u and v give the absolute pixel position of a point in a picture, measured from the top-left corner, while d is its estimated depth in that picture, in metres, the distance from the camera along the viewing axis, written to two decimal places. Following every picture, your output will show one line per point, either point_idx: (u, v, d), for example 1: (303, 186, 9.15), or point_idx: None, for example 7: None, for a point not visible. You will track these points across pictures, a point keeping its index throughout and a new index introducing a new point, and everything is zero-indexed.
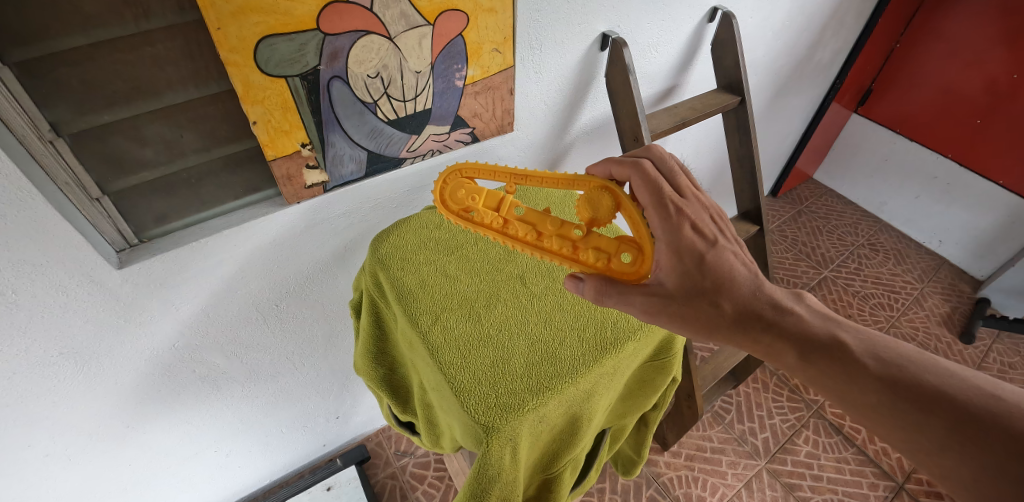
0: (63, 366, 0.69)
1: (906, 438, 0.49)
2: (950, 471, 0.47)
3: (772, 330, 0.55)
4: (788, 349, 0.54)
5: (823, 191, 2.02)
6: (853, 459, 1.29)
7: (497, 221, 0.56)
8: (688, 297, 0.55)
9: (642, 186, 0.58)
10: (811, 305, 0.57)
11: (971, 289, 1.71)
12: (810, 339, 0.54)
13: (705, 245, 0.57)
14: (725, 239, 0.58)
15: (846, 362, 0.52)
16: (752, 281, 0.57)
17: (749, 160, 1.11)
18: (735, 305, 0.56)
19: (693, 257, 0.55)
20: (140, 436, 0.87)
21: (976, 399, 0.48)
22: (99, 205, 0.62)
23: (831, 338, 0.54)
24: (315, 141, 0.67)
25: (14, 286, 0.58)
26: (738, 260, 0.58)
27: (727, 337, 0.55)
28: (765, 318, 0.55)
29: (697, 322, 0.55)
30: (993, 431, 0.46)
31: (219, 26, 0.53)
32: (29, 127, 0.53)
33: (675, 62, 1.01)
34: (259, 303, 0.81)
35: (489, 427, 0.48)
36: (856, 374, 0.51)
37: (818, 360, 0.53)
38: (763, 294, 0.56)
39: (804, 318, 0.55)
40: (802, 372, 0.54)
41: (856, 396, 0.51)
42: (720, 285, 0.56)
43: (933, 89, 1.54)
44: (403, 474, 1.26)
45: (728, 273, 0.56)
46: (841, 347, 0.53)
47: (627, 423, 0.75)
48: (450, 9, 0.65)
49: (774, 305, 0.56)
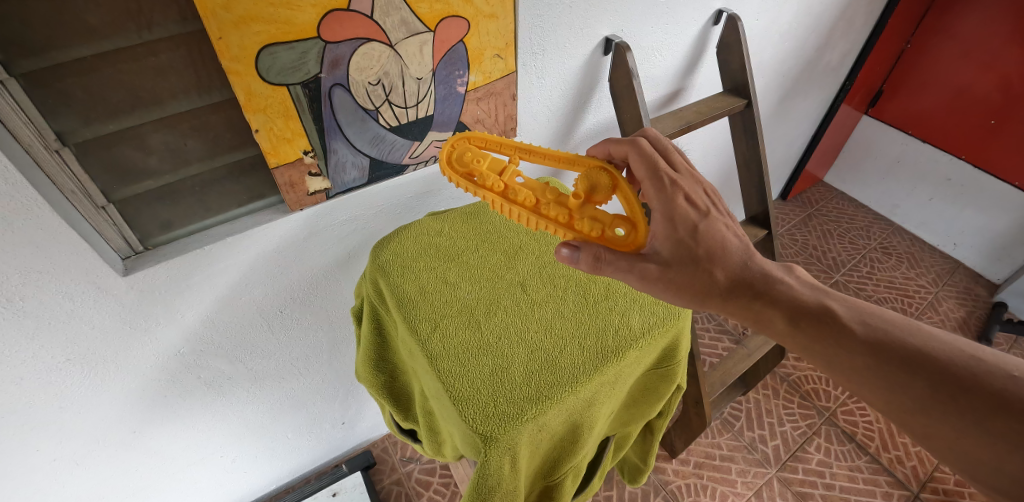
0: (71, 372, 0.70)
1: (893, 402, 0.49)
2: (936, 431, 0.47)
3: (762, 298, 0.55)
4: (778, 315, 0.54)
5: (834, 195, 1.99)
6: (866, 468, 1.27)
7: (499, 184, 0.54)
8: (680, 264, 0.55)
9: (639, 159, 0.59)
10: (800, 277, 0.57)
11: (986, 292, 1.68)
12: (799, 307, 0.54)
13: (699, 215, 0.56)
14: (717, 211, 0.58)
15: (835, 330, 0.52)
16: (742, 251, 0.57)
17: (757, 165, 1.10)
18: (727, 274, 0.55)
19: (686, 226, 0.55)
20: (146, 441, 0.87)
21: (961, 361, 0.47)
22: (104, 213, 0.62)
23: (819, 305, 0.54)
24: (317, 148, 0.67)
25: (21, 293, 0.59)
26: (730, 231, 0.57)
27: (720, 305, 0.55)
28: (755, 288, 0.55)
29: (691, 288, 0.54)
30: (975, 388, 0.46)
31: (221, 35, 0.53)
32: (35, 137, 0.54)
33: (680, 66, 1.00)
34: (263, 309, 0.82)
35: (488, 437, 0.47)
36: (844, 339, 0.51)
37: (806, 324, 0.53)
38: (751, 264, 0.56)
39: (792, 287, 0.55)
40: (791, 337, 0.54)
41: (843, 360, 0.51)
42: (711, 253, 0.55)
43: (945, 90, 1.52)
44: (409, 480, 1.26)
45: (721, 240, 0.56)
46: (830, 316, 0.53)
47: (632, 430, 0.75)
48: (450, 16, 0.65)
49: (765, 275, 0.56)
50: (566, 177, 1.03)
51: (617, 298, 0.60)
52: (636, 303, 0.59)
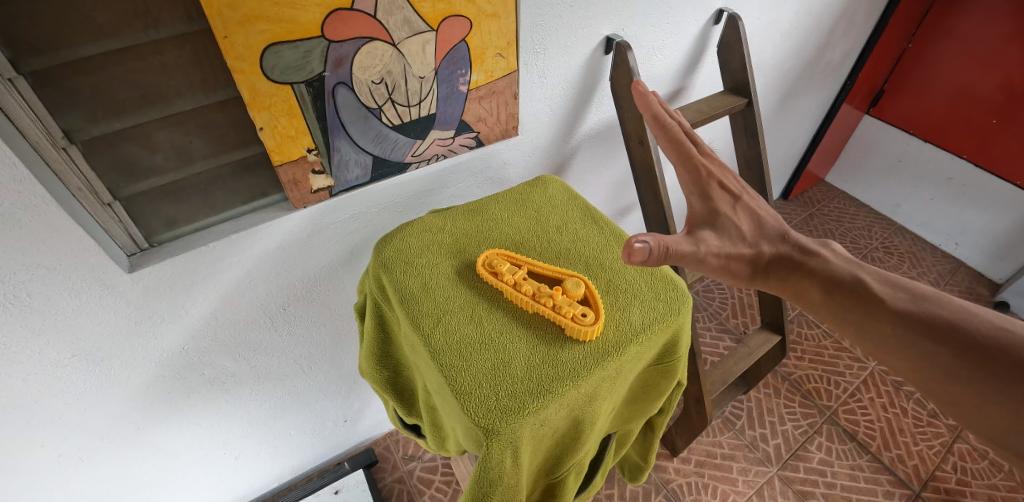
0: (76, 368, 0.71)
1: (918, 367, 0.53)
2: (956, 395, 0.51)
3: (800, 270, 0.60)
4: (814, 286, 0.60)
5: (836, 194, 1.99)
6: (867, 467, 1.27)
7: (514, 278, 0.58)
8: (719, 234, 0.59)
9: (670, 149, 0.64)
10: (836, 250, 0.62)
11: (988, 292, 1.67)
12: (834, 278, 0.59)
13: (731, 198, 0.62)
14: (748, 194, 0.63)
15: (867, 299, 0.57)
16: (777, 226, 0.62)
17: (757, 164, 1.10)
18: (771, 249, 0.61)
19: (724, 211, 0.61)
20: (151, 437, 0.88)
21: (986, 330, 0.52)
22: (110, 210, 0.63)
23: (854, 278, 0.59)
24: (320, 146, 0.68)
25: (28, 289, 0.60)
26: (762, 209, 0.63)
27: (761, 277, 0.61)
28: (794, 260, 0.60)
29: (736, 266, 0.59)
30: (998, 356, 0.50)
31: (226, 34, 0.54)
32: (42, 134, 0.55)
33: (680, 65, 1.00)
34: (267, 307, 0.82)
35: (490, 430, 0.48)
36: (874, 310, 0.56)
37: (841, 295, 0.58)
38: (789, 238, 0.62)
39: (828, 260, 0.61)
40: (825, 308, 0.59)
41: (873, 328, 0.56)
42: (750, 225, 0.61)
43: (947, 89, 1.52)
44: (411, 478, 1.26)
45: (754, 219, 0.62)
46: (863, 287, 0.58)
47: (634, 427, 0.75)
48: (453, 15, 0.66)
49: (802, 248, 0.61)
50: (567, 176, 1.04)
51: (618, 294, 0.59)
52: (637, 298, 0.59)
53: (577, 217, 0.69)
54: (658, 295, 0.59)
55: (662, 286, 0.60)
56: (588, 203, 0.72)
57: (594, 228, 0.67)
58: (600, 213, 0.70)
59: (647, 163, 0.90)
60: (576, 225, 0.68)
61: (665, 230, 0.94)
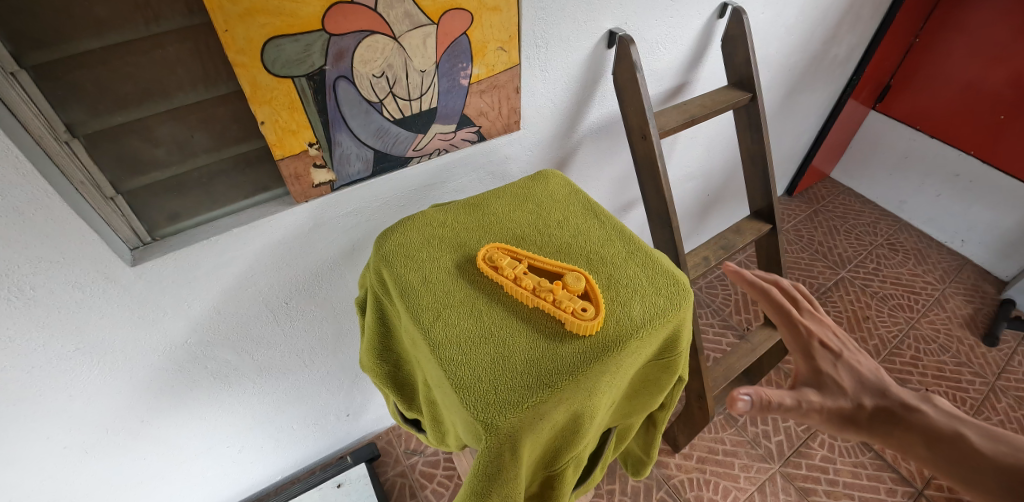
0: (80, 361, 0.71)
1: None
2: None
3: (901, 426, 0.57)
4: (918, 442, 0.56)
5: (841, 191, 1.98)
6: (870, 464, 1.26)
7: (515, 273, 0.58)
8: (822, 392, 0.60)
9: (769, 304, 0.68)
10: (939, 405, 0.59)
11: (994, 290, 1.66)
12: (936, 434, 0.56)
13: (832, 356, 0.63)
14: (849, 348, 0.64)
15: (970, 456, 0.53)
16: (878, 381, 0.61)
17: (761, 159, 1.09)
18: (867, 400, 0.60)
19: (822, 363, 0.62)
20: (154, 430, 0.88)
21: None
22: (113, 204, 0.64)
23: (957, 433, 0.55)
24: (321, 141, 0.68)
25: (32, 282, 0.60)
26: (862, 363, 0.62)
27: (858, 429, 0.58)
28: (889, 412, 0.58)
29: (834, 419, 0.59)
30: None
31: (227, 27, 0.54)
32: (45, 128, 0.55)
33: (684, 59, 1.00)
34: (269, 301, 0.83)
35: (489, 424, 0.48)
36: (983, 469, 0.52)
37: (947, 452, 0.54)
38: (888, 393, 0.60)
39: (930, 415, 0.57)
40: (930, 463, 0.55)
41: (979, 485, 0.52)
42: (853, 381, 0.60)
43: (955, 85, 1.51)
44: (413, 473, 1.27)
45: (855, 375, 0.61)
46: (967, 445, 0.54)
47: (634, 422, 0.75)
48: (454, 8, 0.66)
49: (902, 403, 0.59)
50: (569, 172, 1.03)
51: (619, 289, 0.59)
52: (638, 292, 0.59)
53: (579, 212, 0.69)
54: (659, 290, 0.59)
55: (663, 282, 0.60)
56: (589, 197, 0.72)
57: (596, 222, 0.67)
58: (601, 207, 0.70)
59: (649, 158, 0.89)
60: (578, 220, 0.68)
61: (667, 226, 0.94)
